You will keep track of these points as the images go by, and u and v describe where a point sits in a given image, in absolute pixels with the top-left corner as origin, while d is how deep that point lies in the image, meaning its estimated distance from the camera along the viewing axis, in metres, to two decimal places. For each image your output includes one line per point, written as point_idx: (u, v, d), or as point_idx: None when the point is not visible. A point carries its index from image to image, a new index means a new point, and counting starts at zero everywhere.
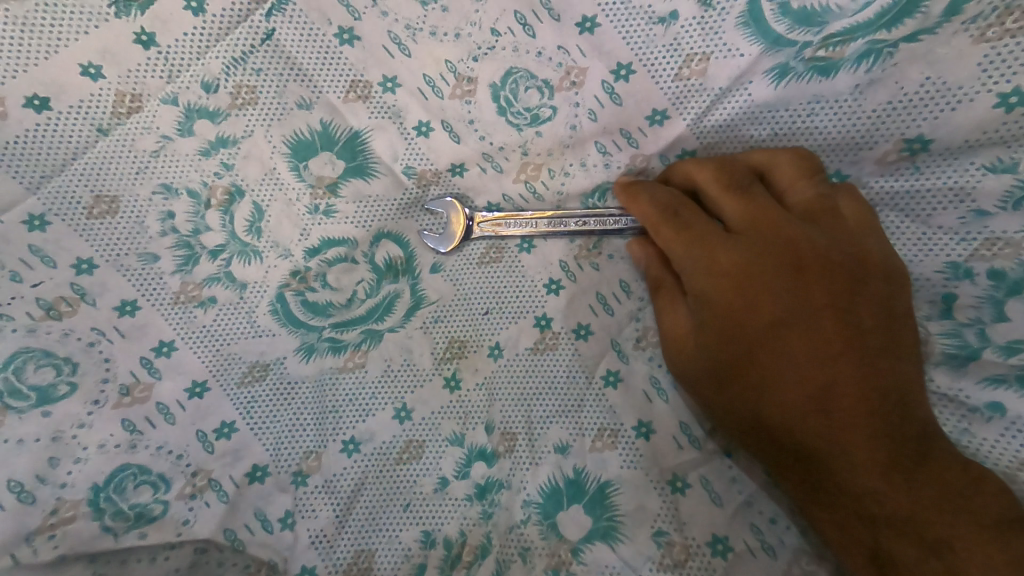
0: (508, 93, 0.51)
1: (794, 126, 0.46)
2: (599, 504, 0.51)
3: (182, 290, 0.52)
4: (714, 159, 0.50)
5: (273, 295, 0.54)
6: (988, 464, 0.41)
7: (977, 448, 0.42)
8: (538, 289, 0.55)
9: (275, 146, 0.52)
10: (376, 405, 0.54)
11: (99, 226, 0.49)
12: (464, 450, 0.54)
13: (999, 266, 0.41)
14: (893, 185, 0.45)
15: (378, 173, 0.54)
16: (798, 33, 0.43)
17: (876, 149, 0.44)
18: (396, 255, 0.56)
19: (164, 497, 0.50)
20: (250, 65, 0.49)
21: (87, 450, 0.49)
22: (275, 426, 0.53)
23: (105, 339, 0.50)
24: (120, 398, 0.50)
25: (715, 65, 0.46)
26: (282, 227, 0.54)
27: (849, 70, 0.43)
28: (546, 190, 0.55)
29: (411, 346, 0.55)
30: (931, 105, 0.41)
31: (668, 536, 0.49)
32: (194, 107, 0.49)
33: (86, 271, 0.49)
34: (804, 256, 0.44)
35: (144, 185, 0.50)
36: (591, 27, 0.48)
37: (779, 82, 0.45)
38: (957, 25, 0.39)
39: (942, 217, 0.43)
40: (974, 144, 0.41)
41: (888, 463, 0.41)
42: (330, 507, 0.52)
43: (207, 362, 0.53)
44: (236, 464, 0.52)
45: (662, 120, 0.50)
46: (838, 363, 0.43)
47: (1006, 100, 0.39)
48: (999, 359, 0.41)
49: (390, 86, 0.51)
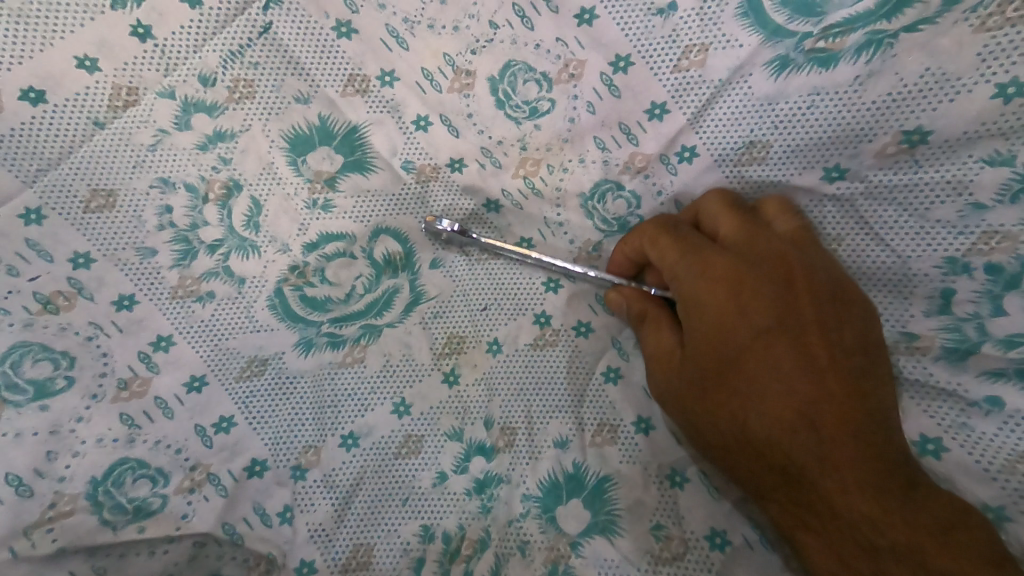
0: (506, 86, 0.51)
1: (793, 118, 0.46)
2: (598, 498, 0.51)
3: (179, 285, 0.52)
4: (712, 152, 0.50)
5: (271, 289, 0.54)
6: (986, 460, 0.42)
7: (973, 443, 0.42)
8: (537, 287, 0.56)
9: (272, 140, 0.51)
10: (374, 400, 0.54)
11: (96, 220, 0.49)
12: (463, 445, 0.54)
13: (996, 260, 0.42)
14: (891, 178, 0.44)
15: (376, 168, 0.54)
16: (798, 24, 0.44)
17: (875, 141, 0.44)
18: (395, 251, 0.56)
19: (163, 491, 0.50)
20: (248, 57, 0.49)
21: (85, 444, 0.49)
22: (273, 421, 0.53)
23: (103, 334, 0.50)
24: (118, 393, 0.50)
25: (715, 56, 0.46)
26: (279, 222, 0.53)
27: (849, 61, 0.43)
28: (544, 185, 0.54)
29: (409, 341, 0.55)
30: (930, 97, 0.41)
31: (666, 530, 0.49)
32: (191, 100, 0.49)
33: (83, 265, 0.49)
34: (795, 280, 0.46)
35: (141, 179, 0.49)
36: (589, 19, 0.48)
37: (778, 73, 0.45)
38: (957, 15, 0.39)
39: (941, 211, 0.43)
40: (973, 136, 0.41)
41: (875, 484, 0.41)
42: (329, 501, 0.52)
43: (205, 357, 0.53)
44: (234, 459, 0.52)
45: (661, 113, 0.50)
46: (823, 386, 0.43)
47: (1005, 90, 0.39)
48: (1000, 352, 0.42)
49: (388, 80, 0.51)
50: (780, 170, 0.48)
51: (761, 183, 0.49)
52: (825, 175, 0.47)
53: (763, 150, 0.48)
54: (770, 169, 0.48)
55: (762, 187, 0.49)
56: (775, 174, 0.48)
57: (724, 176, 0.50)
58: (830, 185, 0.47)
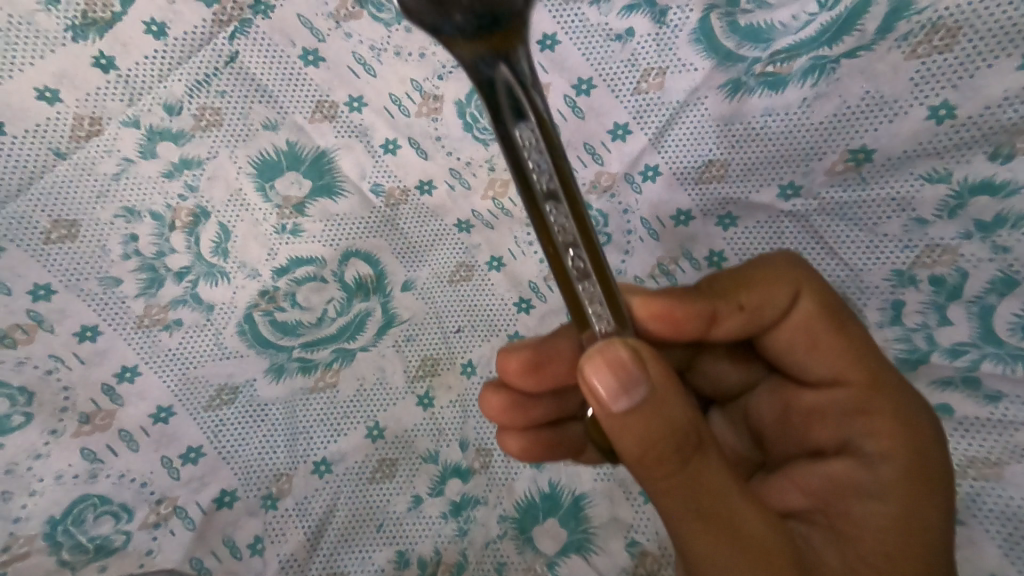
0: (473, 109, 0.52)
1: (748, 139, 0.47)
2: (574, 516, 0.52)
3: (145, 314, 0.51)
4: (673, 171, 0.51)
5: (241, 316, 0.53)
6: (971, 451, 0.45)
7: (960, 435, 0.45)
8: (508, 308, 0.56)
9: (239, 167, 0.51)
10: (347, 425, 0.54)
11: (58, 251, 0.48)
12: (438, 467, 0.54)
13: (939, 272, 0.45)
14: (841, 195, 0.46)
15: (346, 192, 0.54)
16: (747, 49, 0.45)
17: (825, 159, 0.46)
18: (366, 273, 0.56)
19: (126, 528, 0.50)
20: (214, 87, 0.49)
21: (43, 482, 0.48)
22: (244, 449, 0.52)
23: (64, 367, 0.49)
24: (80, 427, 0.50)
25: (672, 79, 0.48)
26: (249, 247, 0.53)
27: (796, 84, 0.45)
28: (513, 206, 0.55)
29: (383, 364, 0.55)
30: (871, 118, 0.43)
31: (640, 546, 0.51)
32: (156, 129, 0.48)
33: (44, 297, 0.48)
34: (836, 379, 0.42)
35: (104, 209, 0.49)
36: (552, 44, 0.49)
37: (732, 96, 0.47)
38: (891, 42, 0.41)
39: (887, 226, 0.46)
40: (911, 154, 0.43)
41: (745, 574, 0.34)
42: (302, 530, 0.52)
43: (172, 387, 0.52)
44: (202, 490, 0.51)
45: (624, 134, 0.51)
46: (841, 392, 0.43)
47: (937, 112, 0.41)
48: (946, 362, 0.45)
49: (357, 106, 0.52)
50: (739, 188, 0.49)
51: (722, 200, 0.50)
52: (781, 192, 0.48)
53: (722, 169, 0.49)
54: (729, 187, 0.50)
55: (723, 204, 0.51)
56: (734, 192, 0.50)
57: (685, 195, 0.51)
58: (786, 202, 0.48)
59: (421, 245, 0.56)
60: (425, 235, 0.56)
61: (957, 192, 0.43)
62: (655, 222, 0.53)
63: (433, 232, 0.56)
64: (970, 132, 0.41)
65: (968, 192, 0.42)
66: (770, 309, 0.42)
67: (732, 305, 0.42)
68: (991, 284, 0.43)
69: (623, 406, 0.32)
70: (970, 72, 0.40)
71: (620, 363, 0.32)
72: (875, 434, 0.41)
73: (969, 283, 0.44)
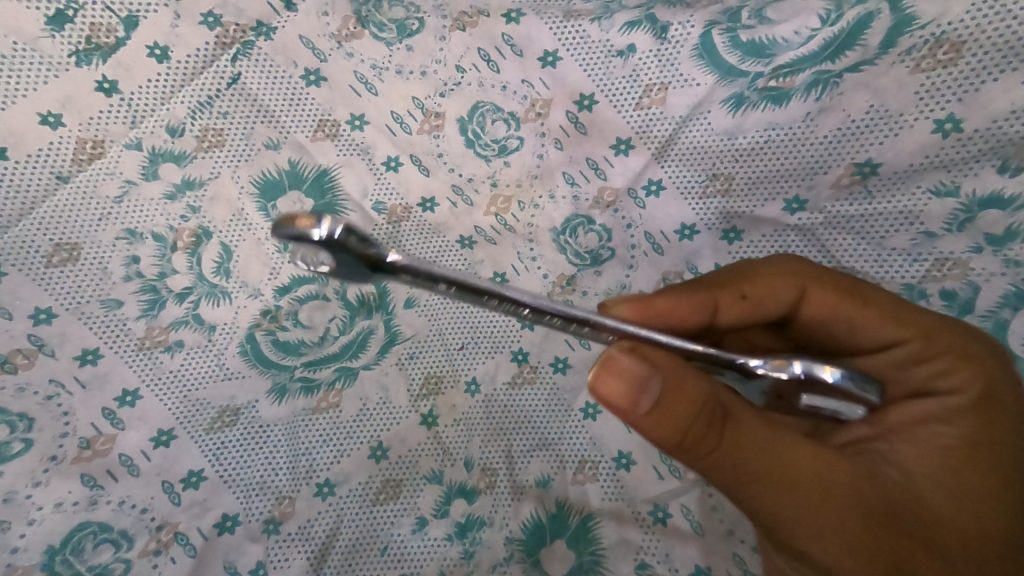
0: (475, 126, 0.52)
1: (753, 153, 0.47)
2: (582, 537, 0.51)
3: (147, 336, 0.51)
4: (678, 186, 0.51)
5: (243, 336, 0.53)
6: None
7: None
8: (512, 324, 0.56)
9: (242, 186, 0.51)
10: (350, 446, 0.53)
11: (59, 275, 0.48)
12: (444, 488, 0.53)
13: (950, 286, 0.44)
14: (848, 208, 0.46)
15: (348, 210, 0.54)
16: (749, 64, 0.45)
17: (830, 173, 0.45)
18: (368, 291, 0.55)
19: (126, 555, 0.49)
20: (217, 108, 0.49)
21: (42, 510, 0.48)
22: (245, 473, 0.52)
23: (64, 392, 0.49)
24: (80, 453, 0.49)
25: (674, 94, 0.48)
26: (251, 267, 0.53)
27: (799, 98, 0.44)
28: (516, 222, 0.55)
29: (386, 383, 0.55)
30: (875, 132, 0.43)
31: (650, 569, 0.50)
32: (159, 151, 0.48)
33: (45, 321, 0.48)
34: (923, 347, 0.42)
35: (106, 232, 0.49)
36: (553, 61, 0.49)
37: (735, 110, 0.46)
38: (894, 57, 0.41)
39: (896, 239, 0.45)
40: (919, 168, 0.43)
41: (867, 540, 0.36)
42: (305, 555, 0.51)
43: (173, 410, 0.51)
44: (204, 515, 0.50)
45: (627, 149, 0.51)
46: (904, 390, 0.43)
47: (943, 126, 0.41)
48: None
49: (358, 124, 0.52)
50: (745, 202, 0.49)
51: (727, 214, 0.50)
52: (787, 206, 0.48)
53: (727, 183, 0.49)
54: (735, 201, 0.49)
55: (729, 219, 0.50)
56: (740, 206, 0.49)
57: (690, 209, 0.51)
58: (791, 216, 0.48)
59: (423, 261, 0.56)
60: (427, 252, 0.56)
61: (966, 206, 0.42)
62: (659, 237, 0.53)
63: (435, 248, 0.56)
64: (977, 146, 0.41)
65: (977, 205, 0.42)
66: (771, 305, 0.45)
67: (732, 295, 0.46)
68: (1004, 298, 0.43)
69: (642, 404, 0.35)
70: (974, 87, 0.40)
71: (630, 365, 0.34)
72: (948, 372, 0.41)
73: (982, 297, 0.43)
